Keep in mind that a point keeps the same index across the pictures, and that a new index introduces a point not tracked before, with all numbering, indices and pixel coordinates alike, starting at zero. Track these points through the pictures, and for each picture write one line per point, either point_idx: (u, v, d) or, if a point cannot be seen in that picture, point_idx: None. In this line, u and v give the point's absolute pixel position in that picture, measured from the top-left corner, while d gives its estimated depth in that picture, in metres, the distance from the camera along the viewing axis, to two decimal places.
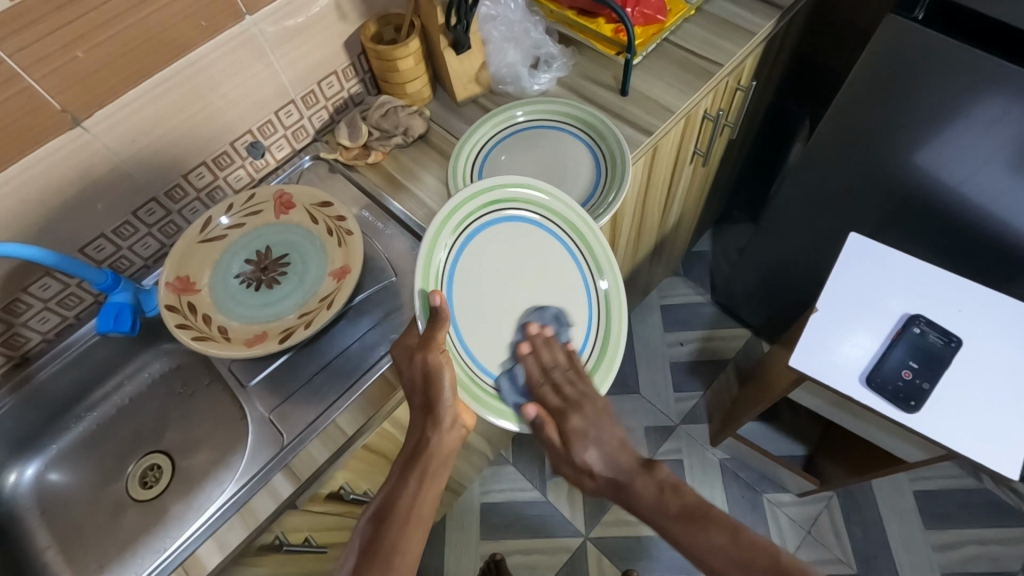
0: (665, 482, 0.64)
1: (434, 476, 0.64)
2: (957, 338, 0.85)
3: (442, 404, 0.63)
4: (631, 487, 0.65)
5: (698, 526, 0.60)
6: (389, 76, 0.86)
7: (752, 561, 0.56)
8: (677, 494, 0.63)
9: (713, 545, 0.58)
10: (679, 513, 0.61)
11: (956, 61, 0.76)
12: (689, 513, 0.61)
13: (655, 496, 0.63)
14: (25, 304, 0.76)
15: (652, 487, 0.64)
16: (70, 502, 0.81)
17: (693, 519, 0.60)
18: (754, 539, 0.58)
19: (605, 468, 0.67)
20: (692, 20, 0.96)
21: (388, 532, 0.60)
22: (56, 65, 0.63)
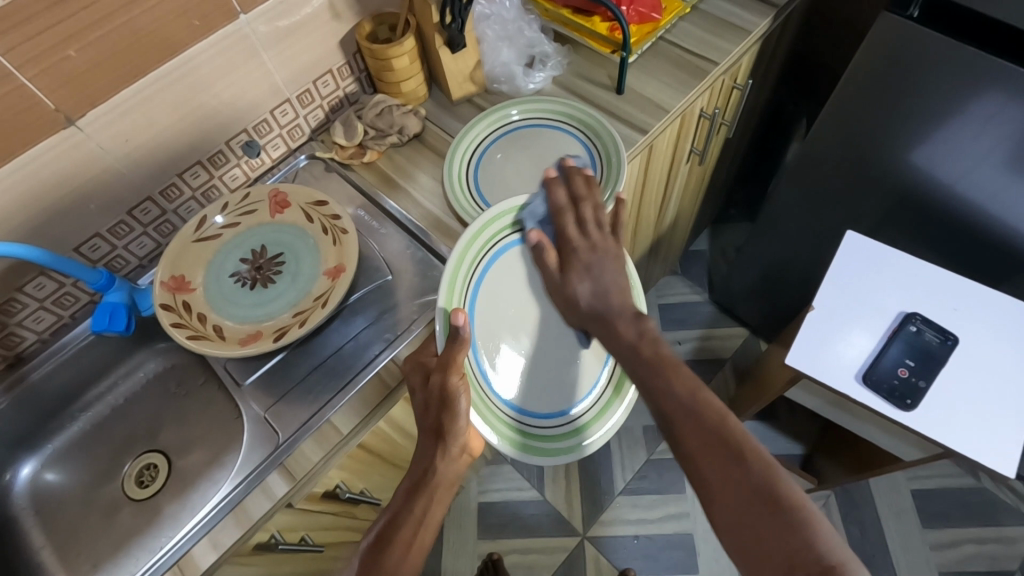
0: (648, 331, 0.63)
1: (438, 503, 0.63)
2: (953, 336, 0.85)
3: (457, 432, 0.62)
4: (615, 323, 0.65)
5: (659, 370, 0.59)
6: (384, 75, 0.85)
7: (704, 413, 0.55)
8: (654, 343, 0.61)
9: (668, 391, 0.57)
10: (650, 356, 0.60)
11: (950, 60, 0.76)
12: (661, 364, 0.59)
13: (632, 340, 0.62)
14: (21, 304, 0.76)
15: (628, 331, 0.63)
16: (66, 502, 0.81)
17: (659, 369, 0.59)
18: (707, 401, 0.56)
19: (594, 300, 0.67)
20: (687, 19, 0.96)
21: (390, 555, 0.58)
22: (48, 64, 0.63)
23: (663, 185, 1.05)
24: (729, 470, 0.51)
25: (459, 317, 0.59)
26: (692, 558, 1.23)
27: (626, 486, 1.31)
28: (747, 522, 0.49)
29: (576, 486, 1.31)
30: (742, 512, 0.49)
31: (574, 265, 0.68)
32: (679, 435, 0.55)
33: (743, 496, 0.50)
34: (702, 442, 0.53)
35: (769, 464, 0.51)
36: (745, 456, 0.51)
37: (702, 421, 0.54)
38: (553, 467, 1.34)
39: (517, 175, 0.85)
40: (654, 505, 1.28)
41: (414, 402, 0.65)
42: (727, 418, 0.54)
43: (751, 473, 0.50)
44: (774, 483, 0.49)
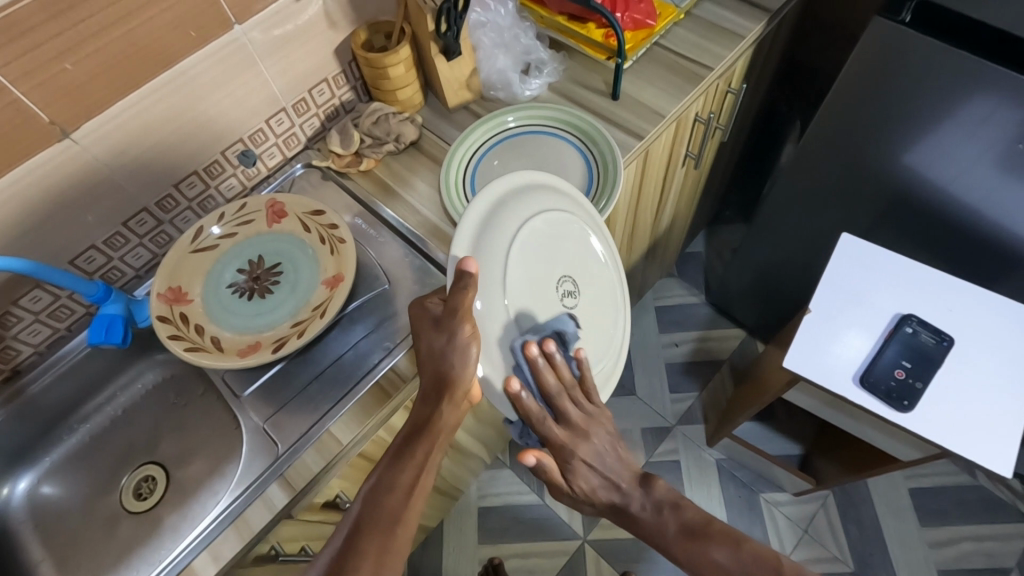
0: (660, 501, 0.63)
1: (438, 446, 0.63)
2: (948, 337, 0.85)
3: (464, 377, 0.60)
4: (632, 515, 0.64)
5: (702, 540, 0.59)
6: (380, 83, 0.85)
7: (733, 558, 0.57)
8: (674, 513, 0.62)
9: (713, 565, 0.57)
10: (680, 531, 0.61)
11: (941, 63, 0.76)
12: (689, 532, 0.60)
13: (652, 517, 0.63)
14: (17, 317, 0.76)
15: (653, 510, 0.63)
16: (63, 517, 0.80)
17: (694, 534, 0.60)
18: (754, 556, 0.57)
19: (609, 495, 0.66)
20: (681, 24, 0.97)
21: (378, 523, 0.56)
22: (42, 78, 0.63)
23: (659, 188, 1.06)
24: None
25: (468, 264, 0.58)
26: None
27: None
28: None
29: None
30: None
31: (574, 459, 0.66)
32: None
33: None
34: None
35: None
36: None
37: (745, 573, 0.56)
38: None
39: None
40: None
41: (417, 345, 0.64)
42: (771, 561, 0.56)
43: None
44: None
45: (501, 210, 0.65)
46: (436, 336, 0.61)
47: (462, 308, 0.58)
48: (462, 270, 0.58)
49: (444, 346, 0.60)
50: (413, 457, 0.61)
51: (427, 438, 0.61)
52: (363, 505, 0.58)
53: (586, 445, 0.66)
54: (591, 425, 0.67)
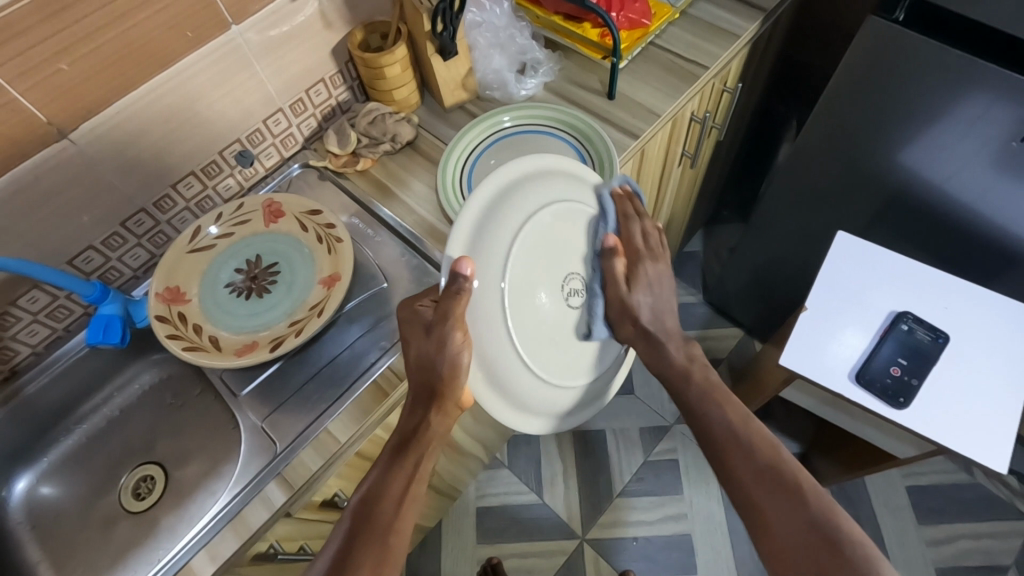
0: (693, 356, 0.72)
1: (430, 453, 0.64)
2: (944, 334, 0.86)
3: (455, 387, 0.62)
4: (666, 353, 0.72)
5: (716, 400, 0.67)
6: (376, 84, 0.86)
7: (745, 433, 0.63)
8: (701, 368, 0.71)
9: (721, 422, 0.65)
10: (700, 384, 0.69)
11: (935, 62, 0.77)
12: (707, 392, 0.68)
13: (684, 362, 0.71)
14: (14, 318, 0.76)
15: (683, 357, 0.72)
16: (62, 518, 0.80)
17: (710, 397, 0.68)
18: (759, 439, 0.63)
19: (647, 319, 0.72)
20: (676, 24, 0.97)
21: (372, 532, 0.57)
22: (38, 79, 0.63)
23: (656, 188, 1.06)
24: (777, 507, 0.58)
25: (463, 265, 0.57)
26: (690, 558, 1.23)
27: (624, 487, 1.31)
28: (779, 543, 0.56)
29: (573, 489, 1.32)
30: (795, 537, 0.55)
31: (636, 270, 0.71)
32: (734, 459, 0.62)
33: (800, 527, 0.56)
34: (749, 478, 0.60)
35: (822, 500, 0.57)
36: (804, 490, 0.58)
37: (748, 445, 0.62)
38: (551, 468, 1.35)
39: None
40: (650, 506, 1.29)
41: (406, 351, 0.65)
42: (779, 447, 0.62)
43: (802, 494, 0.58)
44: (825, 514, 0.56)
45: (500, 207, 0.62)
46: (427, 342, 0.62)
47: (454, 313, 0.58)
48: (456, 271, 0.57)
49: (435, 355, 0.61)
50: (406, 464, 0.62)
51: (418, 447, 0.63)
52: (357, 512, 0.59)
53: (646, 265, 0.72)
54: (660, 255, 0.73)
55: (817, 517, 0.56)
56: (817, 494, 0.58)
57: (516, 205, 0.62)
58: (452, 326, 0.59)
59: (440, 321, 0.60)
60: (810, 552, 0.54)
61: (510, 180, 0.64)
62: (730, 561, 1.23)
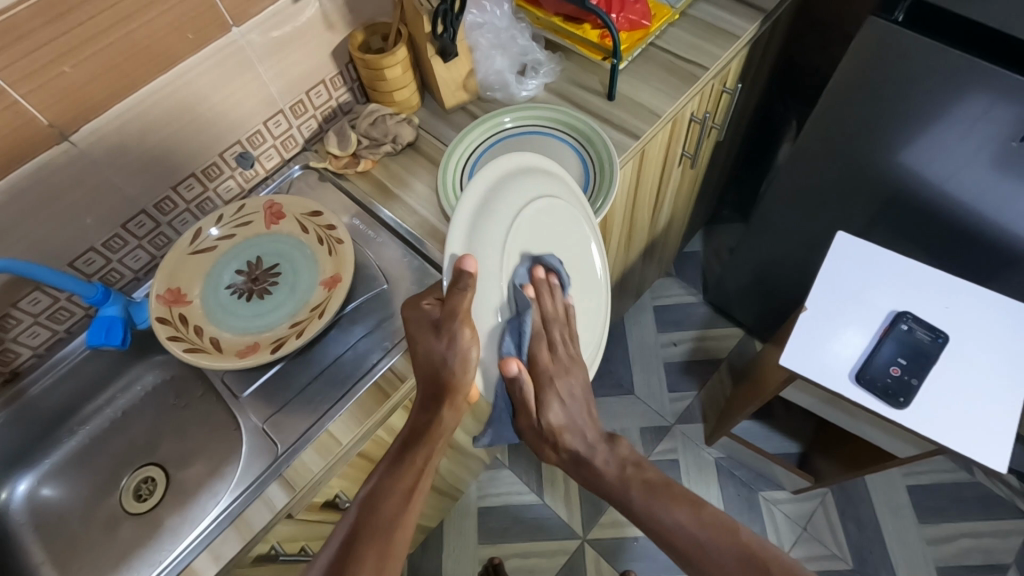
0: (625, 459, 0.69)
1: (436, 451, 0.64)
2: (944, 334, 0.86)
3: (463, 384, 0.61)
4: (595, 467, 0.68)
5: (663, 503, 0.64)
6: (377, 85, 0.86)
7: (704, 531, 0.61)
8: (637, 473, 0.67)
9: (674, 525, 0.63)
10: (642, 488, 0.66)
11: (936, 62, 0.77)
12: (651, 495, 0.65)
13: (616, 471, 0.68)
14: (16, 320, 0.76)
15: (618, 459, 0.69)
16: (63, 519, 0.80)
17: (656, 500, 0.64)
18: (715, 523, 0.62)
19: (570, 442, 0.69)
20: (677, 24, 0.97)
21: (373, 531, 0.57)
22: (41, 82, 0.63)
23: (656, 188, 1.06)
24: None
25: (465, 263, 0.57)
26: None
27: None
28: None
29: (574, 489, 1.32)
30: None
31: (547, 391, 0.66)
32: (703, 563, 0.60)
33: None
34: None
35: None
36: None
37: (713, 539, 0.60)
38: (552, 468, 1.35)
39: None
40: None
41: (412, 348, 0.64)
42: (737, 528, 0.61)
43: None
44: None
45: (496, 197, 0.63)
46: (435, 339, 0.61)
47: (462, 309, 0.57)
48: (460, 269, 0.57)
49: (444, 351, 0.60)
50: (414, 462, 0.63)
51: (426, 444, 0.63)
52: (360, 512, 0.59)
53: (561, 382, 0.67)
54: (574, 367, 0.68)
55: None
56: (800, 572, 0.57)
57: (509, 196, 0.64)
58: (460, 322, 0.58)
59: (447, 318, 0.59)
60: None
61: (506, 171, 0.65)
62: None
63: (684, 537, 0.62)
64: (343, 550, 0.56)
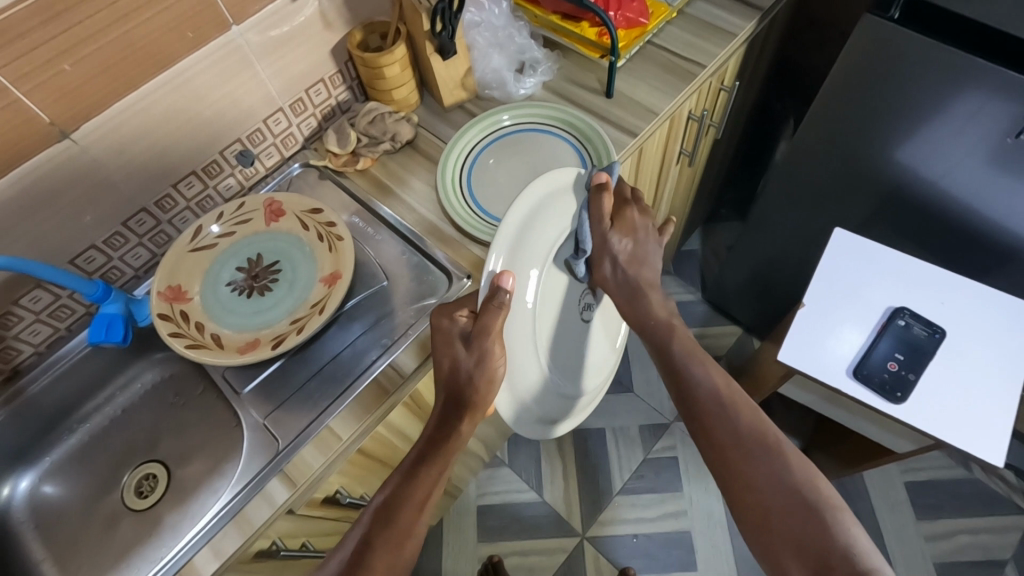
0: (674, 316, 0.71)
1: (451, 462, 0.64)
2: (940, 329, 0.87)
3: (487, 400, 0.63)
4: (645, 303, 0.71)
5: (697, 355, 0.68)
6: (376, 83, 0.86)
7: (730, 401, 0.64)
8: (681, 327, 0.70)
9: (701, 381, 0.65)
10: (682, 341, 0.68)
11: (932, 61, 0.77)
12: (688, 347, 0.68)
13: (663, 316, 0.71)
14: (17, 317, 0.76)
15: (663, 309, 0.71)
16: (65, 516, 0.80)
17: (691, 354, 0.68)
18: (743, 400, 0.64)
19: (630, 268, 0.72)
20: (673, 23, 0.98)
21: (386, 537, 0.57)
22: (41, 79, 0.64)
23: (654, 187, 1.07)
24: (756, 466, 0.59)
25: (503, 280, 0.60)
26: (690, 555, 1.24)
27: (624, 485, 1.32)
28: (766, 500, 0.58)
29: (574, 487, 1.32)
30: (773, 503, 0.57)
31: (622, 215, 0.72)
32: (713, 420, 0.63)
33: (778, 494, 0.57)
34: (743, 433, 0.61)
35: (798, 461, 0.58)
36: (784, 451, 0.59)
37: (729, 409, 0.63)
38: (552, 466, 1.35)
39: (509, 177, 0.86)
40: (649, 504, 1.29)
41: (437, 360, 0.65)
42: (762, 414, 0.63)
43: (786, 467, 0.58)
44: (807, 482, 0.57)
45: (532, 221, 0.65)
46: (463, 350, 0.62)
47: (494, 327, 0.59)
48: (498, 286, 0.59)
49: (471, 366, 0.62)
50: (430, 472, 0.62)
51: (444, 456, 0.63)
52: (374, 517, 0.59)
53: (633, 211, 0.73)
54: (642, 207, 0.74)
55: (795, 483, 0.57)
56: (799, 457, 0.59)
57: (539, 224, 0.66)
58: (488, 338, 0.60)
59: (478, 332, 0.60)
60: (792, 512, 0.56)
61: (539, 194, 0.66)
62: (730, 558, 1.23)
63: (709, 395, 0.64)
64: (358, 553, 0.56)
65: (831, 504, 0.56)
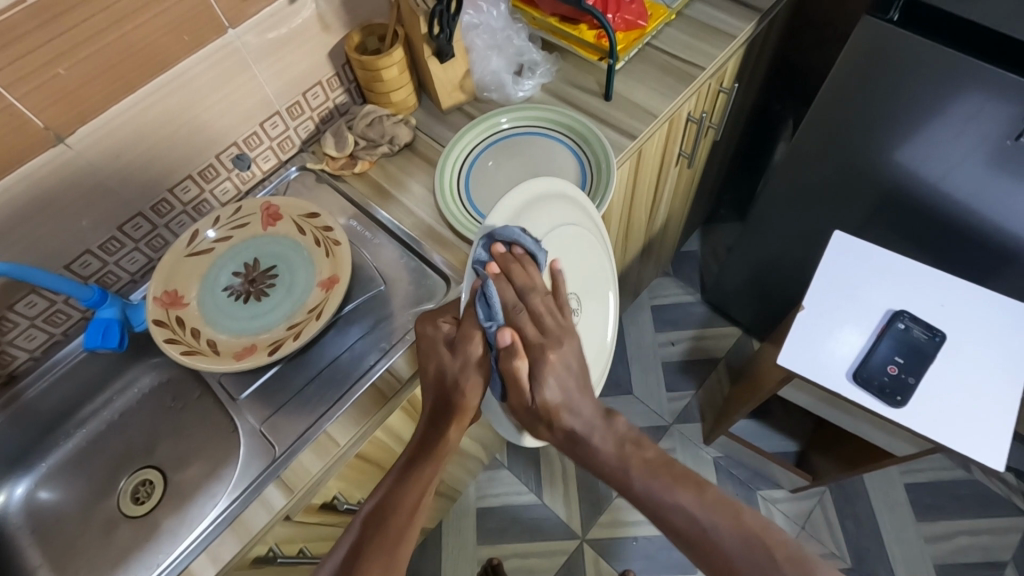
0: (624, 437, 0.61)
1: (442, 467, 0.62)
2: (940, 332, 0.86)
3: (473, 403, 0.62)
4: (591, 447, 0.61)
5: (666, 484, 0.58)
6: (374, 86, 0.86)
7: (714, 519, 0.56)
8: (636, 451, 0.60)
9: (680, 509, 0.57)
10: (642, 470, 0.59)
11: (931, 62, 0.77)
12: (654, 477, 0.59)
13: (613, 450, 0.61)
14: (12, 323, 0.76)
15: (612, 438, 0.61)
16: (61, 521, 0.80)
17: (661, 483, 0.59)
18: (722, 513, 0.56)
19: (567, 418, 0.61)
20: (673, 24, 0.97)
21: (376, 545, 0.57)
22: (37, 83, 0.63)
23: (653, 189, 1.06)
24: None
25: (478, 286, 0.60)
26: (690, 557, 1.24)
27: None
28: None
29: (574, 489, 1.32)
30: None
31: (544, 365, 0.60)
32: (705, 547, 0.56)
33: None
34: (738, 562, 0.54)
35: (801, 567, 0.53)
36: (781, 564, 0.53)
37: (718, 529, 0.56)
38: (551, 469, 1.35)
39: (508, 180, 0.85)
40: None
41: (423, 365, 0.65)
42: (748, 518, 0.56)
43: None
44: None
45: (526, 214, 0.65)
46: (448, 357, 0.63)
47: (476, 332, 0.62)
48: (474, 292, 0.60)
49: (456, 371, 0.62)
50: (419, 479, 0.60)
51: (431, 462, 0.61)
52: (364, 525, 0.59)
53: (549, 354, 0.61)
54: (565, 335, 0.62)
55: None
56: (798, 559, 0.53)
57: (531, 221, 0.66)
58: (470, 342, 0.61)
59: (460, 339, 0.62)
60: None
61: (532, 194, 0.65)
62: None
63: (688, 526, 0.57)
64: (348, 562, 0.56)
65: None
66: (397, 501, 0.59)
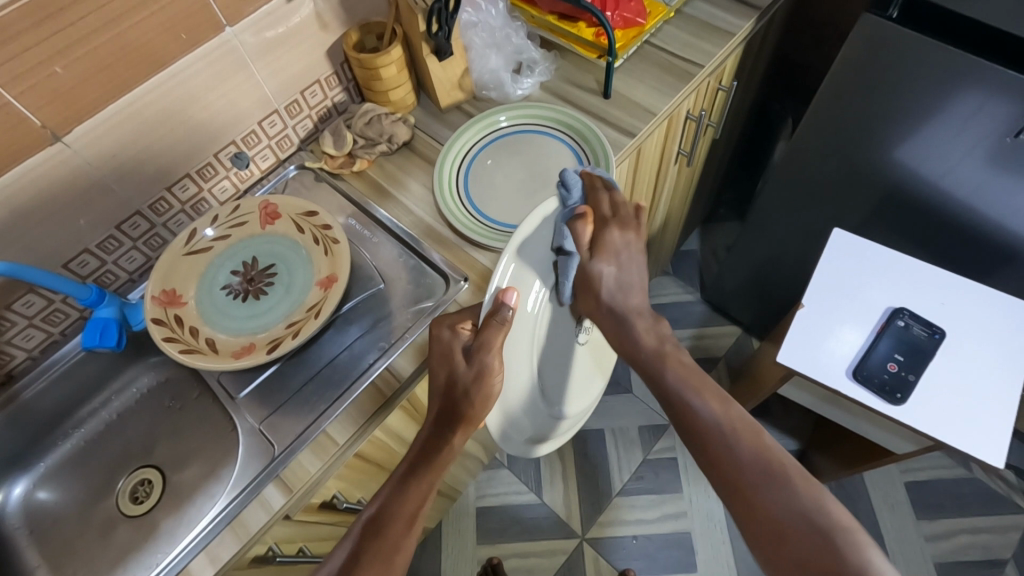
0: (664, 338, 0.65)
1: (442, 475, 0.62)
2: (940, 330, 0.86)
3: (482, 414, 0.61)
4: (632, 330, 0.66)
5: (693, 386, 0.60)
6: (372, 84, 0.86)
7: (735, 432, 0.56)
8: (672, 350, 0.64)
9: (705, 414, 0.58)
10: (676, 371, 0.61)
11: (930, 60, 0.77)
12: (685, 376, 0.61)
13: (654, 346, 0.64)
14: (10, 323, 0.76)
15: (655, 337, 0.65)
16: (60, 521, 0.80)
17: (689, 384, 0.60)
18: (744, 423, 0.57)
19: (611, 291, 0.67)
20: (671, 23, 0.97)
21: (377, 552, 0.57)
22: (33, 82, 0.63)
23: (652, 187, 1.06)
24: (773, 497, 0.52)
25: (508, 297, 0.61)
26: (690, 556, 1.23)
27: (624, 486, 1.31)
28: (777, 533, 0.50)
29: (574, 488, 1.31)
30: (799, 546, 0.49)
31: (604, 239, 0.68)
32: (721, 451, 0.55)
33: (800, 530, 0.50)
34: (746, 470, 0.54)
35: (813, 488, 0.52)
36: (791, 478, 0.52)
37: (734, 440, 0.55)
38: (551, 469, 1.34)
39: (507, 179, 0.85)
40: (649, 505, 1.29)
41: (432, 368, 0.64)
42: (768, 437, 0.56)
43: (804, 496, 0.51)
44: (818, 507, 0.50)
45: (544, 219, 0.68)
46: (460, 364, 0.62)
47: (494, 343, 0.60)
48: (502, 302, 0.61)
49: (468, 381, 0.61)
50: (420, 487, 0.61)
51: (434, 470, 0.61)
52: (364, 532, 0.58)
53: (613, 232, 0.68)
54: (627, 224, 0.69)
55: (803, 508, 0.51)
56: (811, 482, 0.52)
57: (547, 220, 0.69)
58: (487, 353, 0.60)
59: (479, 348, 0.61)
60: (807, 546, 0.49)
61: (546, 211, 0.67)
62: (730, 559, 1.23)
63: (710, 426, 0.57)
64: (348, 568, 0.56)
65: (841, 528, 0.49)
66: (397, 509, 0.59)
